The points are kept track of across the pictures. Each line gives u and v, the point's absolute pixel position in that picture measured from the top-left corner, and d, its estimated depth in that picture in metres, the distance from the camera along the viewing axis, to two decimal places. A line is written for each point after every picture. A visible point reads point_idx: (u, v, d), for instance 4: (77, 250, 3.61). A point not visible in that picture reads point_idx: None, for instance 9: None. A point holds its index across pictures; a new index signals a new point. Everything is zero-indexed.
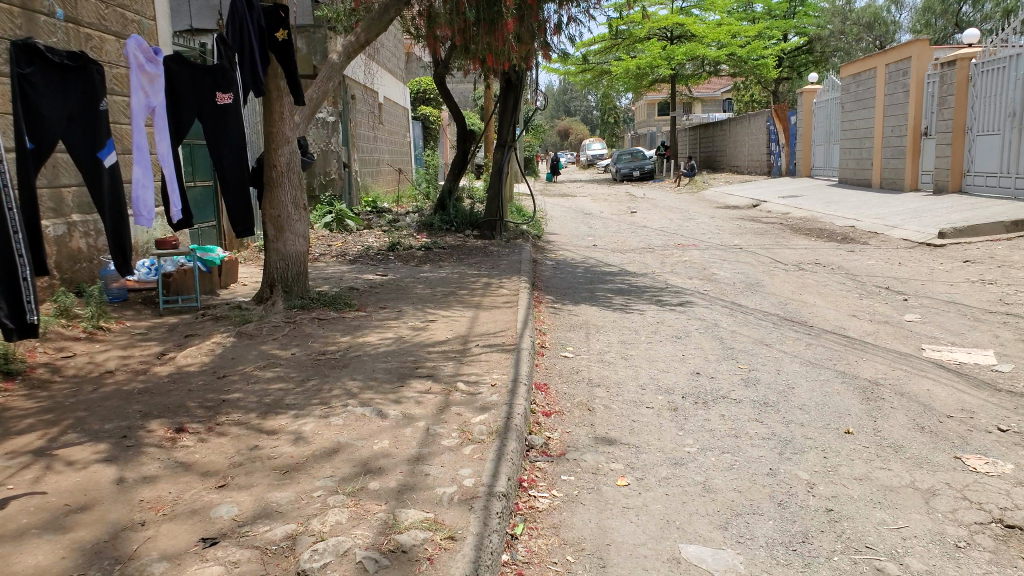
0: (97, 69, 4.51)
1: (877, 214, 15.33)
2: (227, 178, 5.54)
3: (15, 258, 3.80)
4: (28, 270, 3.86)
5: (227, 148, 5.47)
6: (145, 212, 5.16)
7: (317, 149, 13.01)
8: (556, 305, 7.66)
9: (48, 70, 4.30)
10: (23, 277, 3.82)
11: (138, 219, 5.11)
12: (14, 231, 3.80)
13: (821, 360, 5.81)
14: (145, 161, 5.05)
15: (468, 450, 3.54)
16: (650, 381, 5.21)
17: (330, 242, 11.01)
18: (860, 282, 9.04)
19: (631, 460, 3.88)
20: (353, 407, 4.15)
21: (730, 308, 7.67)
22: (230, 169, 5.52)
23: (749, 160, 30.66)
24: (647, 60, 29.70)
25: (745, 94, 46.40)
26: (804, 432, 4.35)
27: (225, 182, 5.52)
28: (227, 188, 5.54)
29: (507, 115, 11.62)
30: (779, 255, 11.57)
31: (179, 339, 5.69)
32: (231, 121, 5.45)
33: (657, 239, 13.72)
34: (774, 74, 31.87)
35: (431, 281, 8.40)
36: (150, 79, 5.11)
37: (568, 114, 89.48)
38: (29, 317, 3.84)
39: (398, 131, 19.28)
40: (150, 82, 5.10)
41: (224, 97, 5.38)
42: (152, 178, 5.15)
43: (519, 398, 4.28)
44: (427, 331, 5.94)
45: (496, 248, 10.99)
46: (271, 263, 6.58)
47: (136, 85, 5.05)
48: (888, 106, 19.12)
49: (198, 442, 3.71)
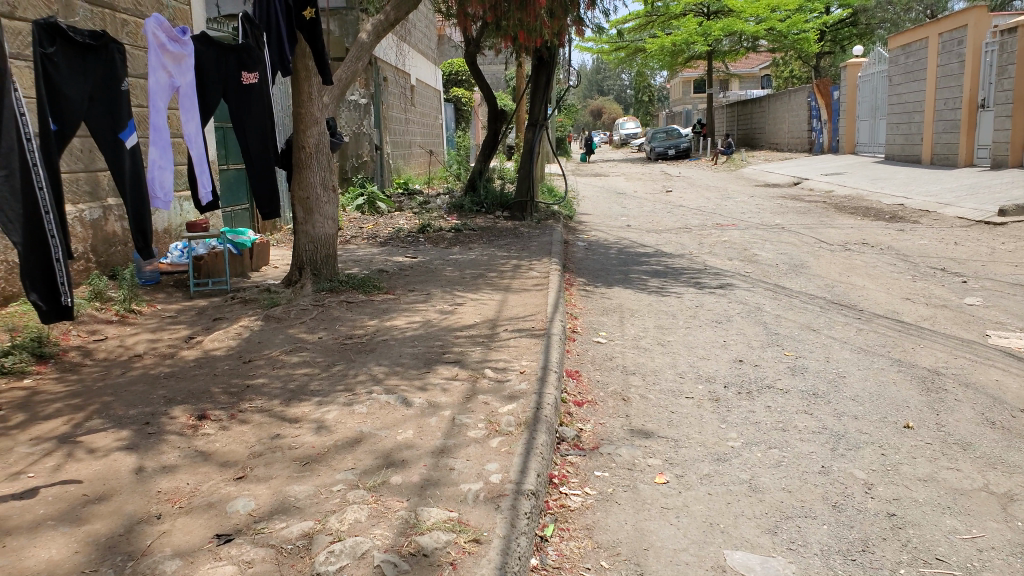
0: (118, 49, 4.37)
1: (927, 192, 14.74)
2: (253, 161, 5.39)
3: (47, 240, 3.68)
4: (60, 252, 3.75)
5: (253, 130, 5.31)
6: (161, 194, 5.04)
7: (350, 131, 12.88)
8: (589, 288, 7.44)
9: (71, 50, 4.17)
10: (56, 260, 3.72)
11: (154, 202, 4.97)
12: (45, 213, 3.66)
13: (875, 347, 5.52)
14: (162, 142, 4.91)
15: (495, 443, 3.37)
16: (688, 370, 4.98)
17: (361, 225, 10.90)
18: (912, 264, 8.63)
19: (669, 456, 3.71)
20: (378, 394, 4.00)
21: (772, 291, 7.37)
22: (255, 152, 5.37)
23: (790, 138, 29.88)
24: (684, 36, 29.00)
25: (784, 69, 45.29)
26: (858, 426, 4.14)
27: (251, 164, 5.37)
28: (253, 171, 5.40)
29: (539, 94, 11.34)
30: (823, 235, 11.17)
31: (207, 322, 5.59)
32: (257, 102, 5.28)
33: (694, 219, 13.37)
34: (816, 48, 30.90)
35: (460, 264, 8.23)
36: (174, 58, 4.94)
37: (602, 93, 88.37)
38: (63, 299, 3.75)
39: (430, 112, 19.08)
40: (176, 62, 4.94)
41: (250, 76, 5.22)
42: (170, 159, 5.01)
43: (548, 386, 4.10)
44: (457, 315, 5.79)
45: (529, 229, 10.77)
46: (300, 246, 6.46)
47: (158, 64, 4.86)
48: (942, 78, 18.34)
49: (219, 430, 3.54)
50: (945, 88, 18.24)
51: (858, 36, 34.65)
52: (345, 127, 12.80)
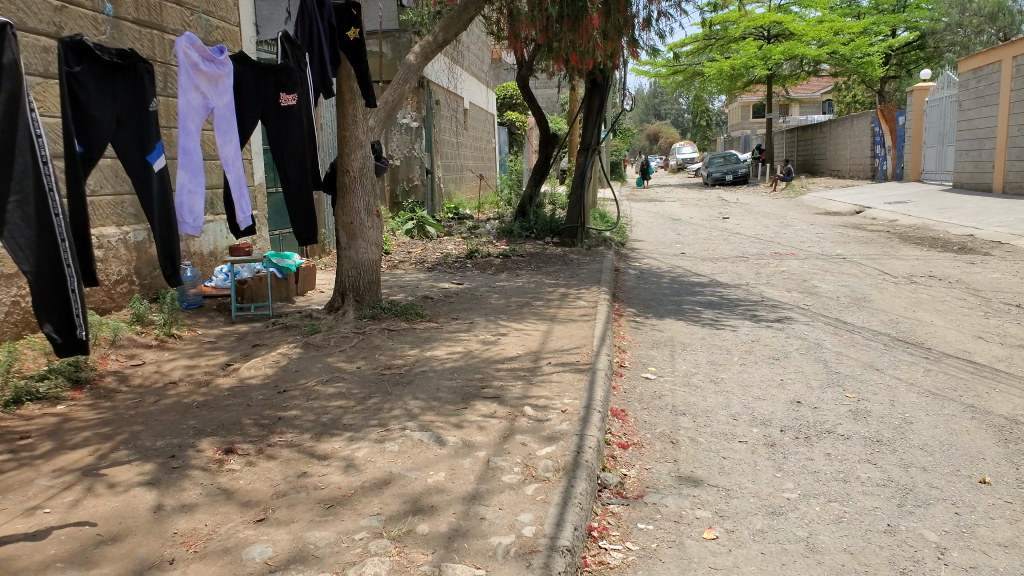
0: (146, 68, 4.41)
1: (999, 223, 14.04)
2: (291, 183, 5.33)
3: (62, 267, 3.59)
4: (75, 282, 3.65)
5: (290, 152, 5.26)
6: (190, 219, 4.99)
7: (401, 155, 12.93)
8: (639, 319, 7.18)
9: (98, 69, 4.19)
10: (71, 289, 3.61)
11: (182, 227, 4.94)
12: (61, 240, 3.57)
13: (943, 391, 5.15)
14: (192, 165, 4.91)
15: (530, 490, 3.18)
16: (740, 412, 4.68)
17: (409, 249, 10.86)
18: (983, 299, 8.14)
19: (720, 508, 3.46)
20: (411, 431, 3.84)
21: (832, 326, 7.00)
22: (293, 174, 5.31)
23: (851, 164, 29.07)
24: (743, 60, 28.55)
25: (846, 95, 44.29)
26: (929, 478, 3.81)
27: (289, 187, 5.31)
28: (290, 193, 5.33)
29: (591, 118, 11.19)
30: (888, 267, 10.68)
31: (246, 349, 5.54)
32: (294, 124, 5.25)
33: (751, 247, 12.98)
34: (880, 72, 30.04)
35: (506, 291, 8.07)
36: (208, 79, 4.92)
37: (658, 118, 87.93)
38: (77, 332, 3.65)
39: (483, 137, 19.11)
40: (211, 82, 4.93)
41: (287, 98, 5.21)
42: (200, 183, 4.98)
43: (591, 427, 3.87)
44: (499, 345, 5.61)
45: (578, 256, 10.56)
46: (343, 271, 6.37)
47: (191, 85, 4.84)
48: (1016, 103, 17.59)
49: (245, 467, 3.43)
50: (1019, 114, 17.47)
51: (923, 60, 33.66)
52: (396, 150, 12.87)
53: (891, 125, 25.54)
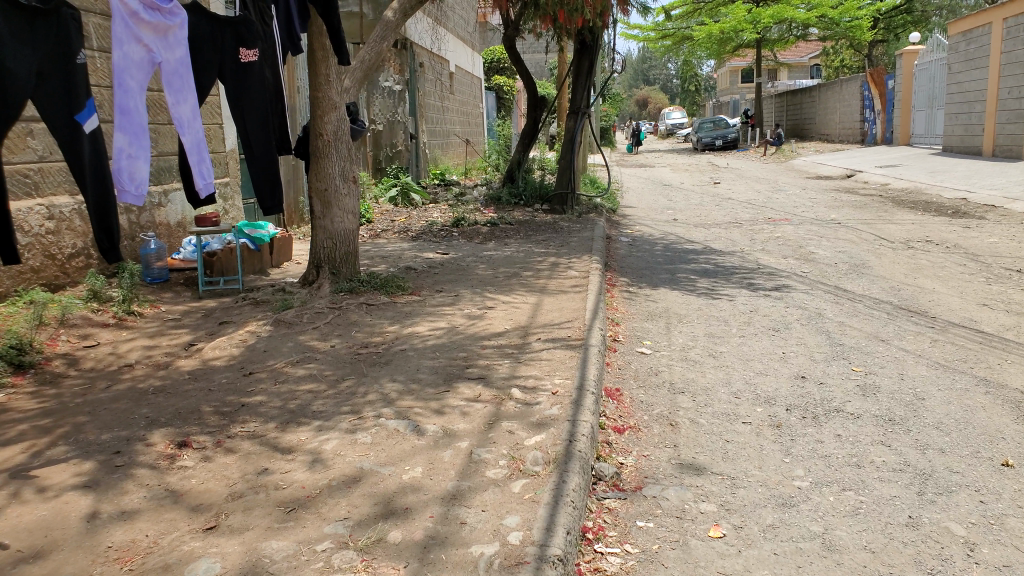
0: (71, 14, 3.99)
1: (994, 185, 13.73)
2: (253, 148, 4.93)
3: None
4: None
5: (250, 112, 4.87)
6: (131, 187, 4.48)
7: (384, 119, 12.34)
8: (633, 289, 6.82)
9: (16, 15, 3.75)
10: None
11: (120, 196, 4.43)
12: None
13: (952, 361, 4.77)
14: (133, 127, 4.37)
15: (517, 487, 2.84)
16: (745, 389, 4.34)
17: (393, 218, 10.40)
18: (984, 264, 7.83)
19: (726, 500, 3.10)
20: (387, 419, 3.49)
21: (834, 294, 6.66)
22: (254, 136, 4.91)
23: (841, 128, 28.66)
24: (732, 24, 27.96)
25: (835, 58, 43.69)
26: (946, 462, 3.40)
27: (250, 150, 4.91)
28: (251, 158, 4.94)
29: (580, 80, 10.73)
30: (884, 232, 10.35)
31: (212, 327, 5.16)
32: (254, 81, 4.86)
33: (745, 213, 12.61)
34: (869, 36, 29.56)
35: (494, 261, 7.67)
36: (151, 28, 4.39)
37: (647, 82, 86.84)
38: None
39: (470, 102, 18.51)
40: (156, 33, 4.42)
41: (248, 54, 4.82)
42: (143, 147, 4.45)
43: (584, 412, 3.51)
44: (485, 319, 5.23)
45: (567, 223, 10.15)
46: (318, 242, 5.92)
47: (132, 36, 4.32)
48: (1006, 66, 17.17)
49: (198, 463, 3.10)
50: (1009, 77, 17.07)
51: (913, 22, 33.10)
52: (378, 114, 12.28)
53: (880, 89, 25.08)
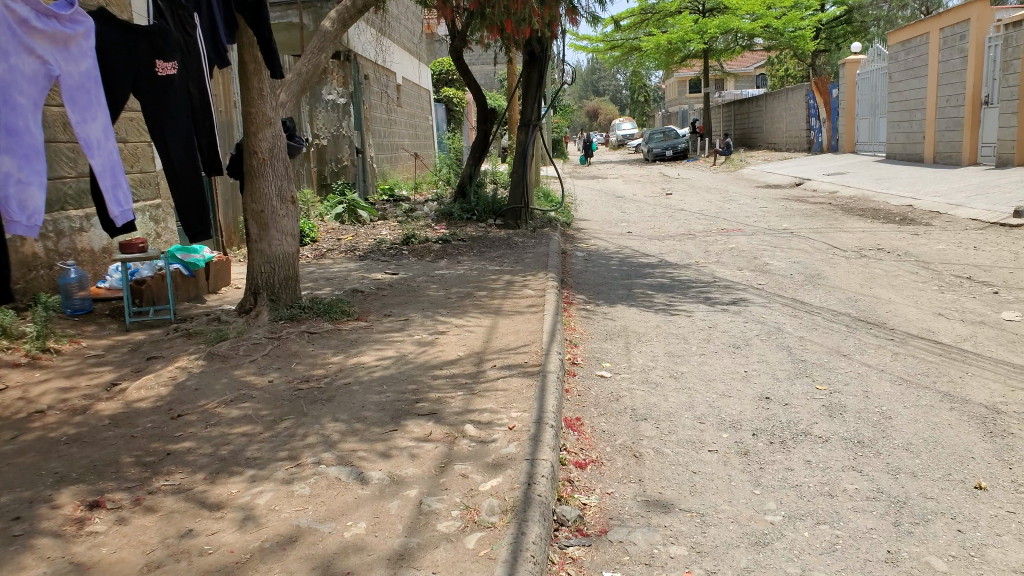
0: None
1: (939, 191, 13.99)
2: (175, 167, 4.61)
3: None
4: None
5: (171, 129, 4.57)
6: (25, 217, 3.98)
7: (328, 134, 12.08)
8: (589, 307, 6.61)
9: None
10: None
11: (10, 227, 3.91)
12: None
13: (917, 376, 4.66)
14: (21, 148, 3.94)
15: (471, 542, 2.57)
16: (710, 413, 4.15)
17: (339, 236, 10.07)
18: (936, 272, 7.84)
19: (696, 540, 2.88)
20: (327, 466, 3.20)
21: (793, 307, 6.56)
22: (176, 155, 4.60)
23: (788, 137, 29.15)
24: (678, 34, 28.29)
25: (779, 68, 44.61)
26: (920, 486, 3.25)
27: (172, 170, 4.59)
28: (173, 179, 4.62)
29: (530, 92, 10.55)
30: (836, 240, 10.39)
31: (139, 363, 4.78)
32: (173, 96, 4.56)
33: (698, 224, 12.57)
34: (812, 46, 30.21)
35: (445, 281, 7.39)
36: (47, 39, 4.04)
37: (597, 94, 87.65)
38: None
39: (419, 115, 18.29)
40: (53, 45, 4.07)
41: (165, 66, 4.52)
42: (33, 172, 3.98)
43: (544, 448, 3.26)
44: (436, 346, 4.96)
45: (521, 238, 9.94)
46: (255, 266, 5.63)
47: (24, 47, 3.96)
48: (944, 73, 17.61)
49: (111, 529, 2.77)
50: (947, 84, 17.51)
51: (853, 33, 33.96)
52: (322, 129, 12.03)
53: (826, 97, 25.59)
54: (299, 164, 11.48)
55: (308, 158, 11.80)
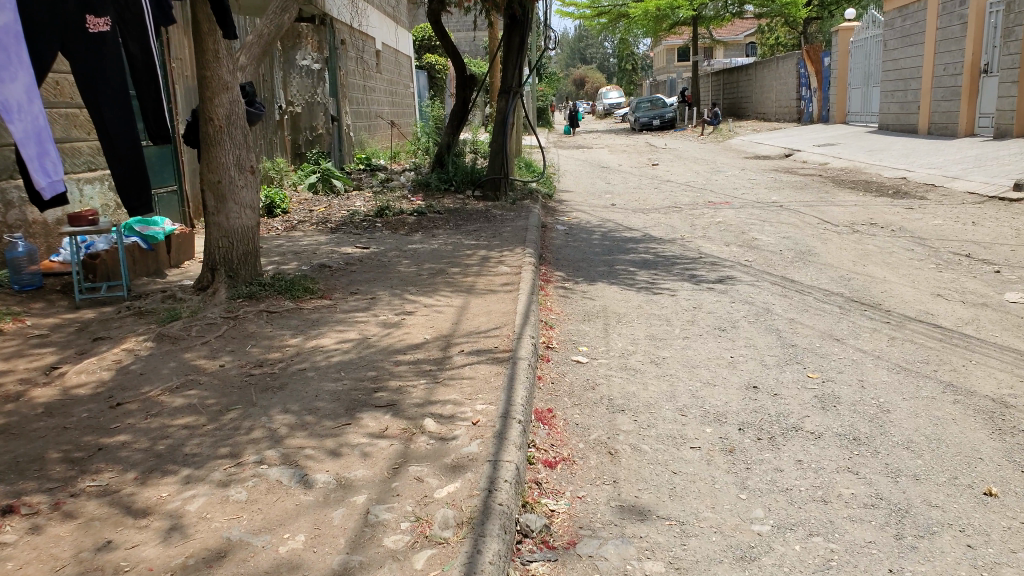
0: None
1: (931, 164, 13.73)
2: (112, 137, 4.25)
3: None
4: None
5: (105, 92, 4.18)
6: None
7: (302, 101, 11.53)
8: (568, 285, 6.31)
9: None
10: None
11: None
12: None
13: (915, 365, 4.41)
14: None
15: (421, 562, 2.29)
16: (692, 404, 3.86)
17: (311, 208, 9.68)
18: (929, 249, 7.59)
19: (674, 553, 2.61)
20: (269, 466, 2.90)
21: (781, 286, 6.29)
22: (113, 124, 4.24)
23: (777, 107, 28.77)
24: (668, 1, 27.73)
25: (768, 37, 44.06)
26: (921, 492, 3.00)
27: (109, 140, 4.23)
28: (109, 147, 4.26)
29: (512, 57, 10.13)
30: (826, 215, 10.12)
31: (84, 345, 4.43)
32: (109, 57, 4.16)
33: (684, 197, 12.26)
34: (803, 15, 29.72)
35: (419, 256, 7.06)
36: None
37: (585, 62, 86.57)
38: None
39: (398, 80, 17.73)
40: None
41: (97, 22, 4.09)
42: None
43: (510, 448, 2.97)
44: (402, 328, 4.64)
45: (502, 211, 9.60)
46: (212, 242, 5.25)
47: None
48: (941, 41, 17.26)
49: (21, 540, 2.47)
50: (944, 52, 17.15)
51: (844, 2, 33.47)
52: (296, 96, 11.44)
53: (817, 67, 25.19)
54: (272, 132, 10.89)
55: (282, 126, 11.19)
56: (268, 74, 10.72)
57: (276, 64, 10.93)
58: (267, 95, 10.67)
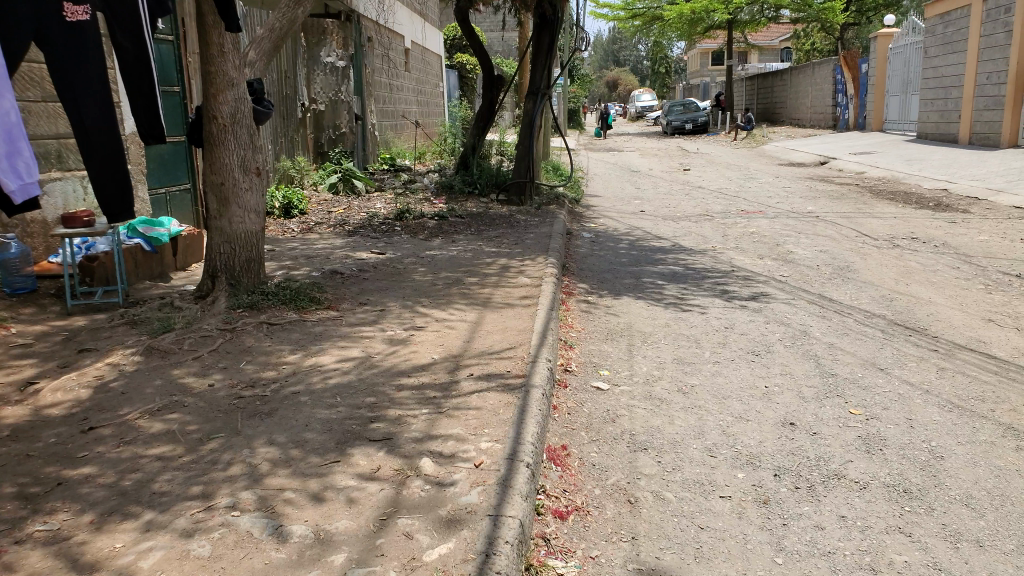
0: None
1: (976, 175, 13.11)
2: (90, 135, 3.97)
3: None
4: None
5: (81, 86, 3.90)
6: None
7: (326, 98, 11.31)
8: (591, 299, 5.93)
9: None
10: None
11: None
12: None
13: (970, 400, 3.94)
14: None
15: None
16: (723, 443, 3.46)
17: (329, 208, 9.39)
18: (977, 268, 7.09)
19: None
20: (241, 512, 2.56)
21: (820, 306, 5.84)
22: (91, 120, 3.96)
23: (812, 113, 28.08)
24: (702, 4, 27.19)
25: (804, 41, 43.22)
26: (992, 565, 2.58)
27: (86, 138, 3.95)
28: (87, 147, 3.98)
29: (539, 58, 9.77)
30: (865, 227, 9.62)
31: (69, 357, 4.15)
32: (88, 49, 3.89)
33: (716, 204, 11.80)
34: (841, 19, 29.01)
35: (435, 264, 6.71)
36: None
37: (617, 64, 85.93)
38: None
39: (427, 79, 17.46)
40: None
41: (76, 10, 3.82)
42: None
43: (514, 501, 2.60)
44: (408, 346, 4.30)
45: (526, 216, 9.23)
46: (213, 246, 4.94)
47: None
48: (985, 49, 16.59)
49: None
50: (988, 60, 16.48)
51: (883, 7, 32.69)
52: (320, 93, 11.22)
53: (855, 73, 24.49)
54: (294, 129, 10.65)
55: (305, 123, 10.96)
56: (292, 70, 10.48)
57: (300, 61, 10.69)
58: (290, 92, 10.44)
